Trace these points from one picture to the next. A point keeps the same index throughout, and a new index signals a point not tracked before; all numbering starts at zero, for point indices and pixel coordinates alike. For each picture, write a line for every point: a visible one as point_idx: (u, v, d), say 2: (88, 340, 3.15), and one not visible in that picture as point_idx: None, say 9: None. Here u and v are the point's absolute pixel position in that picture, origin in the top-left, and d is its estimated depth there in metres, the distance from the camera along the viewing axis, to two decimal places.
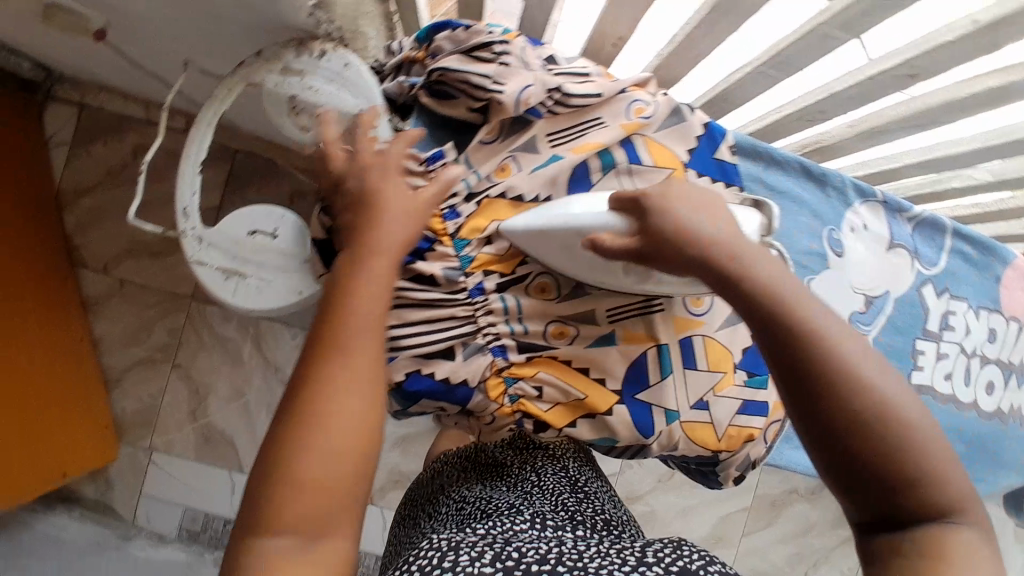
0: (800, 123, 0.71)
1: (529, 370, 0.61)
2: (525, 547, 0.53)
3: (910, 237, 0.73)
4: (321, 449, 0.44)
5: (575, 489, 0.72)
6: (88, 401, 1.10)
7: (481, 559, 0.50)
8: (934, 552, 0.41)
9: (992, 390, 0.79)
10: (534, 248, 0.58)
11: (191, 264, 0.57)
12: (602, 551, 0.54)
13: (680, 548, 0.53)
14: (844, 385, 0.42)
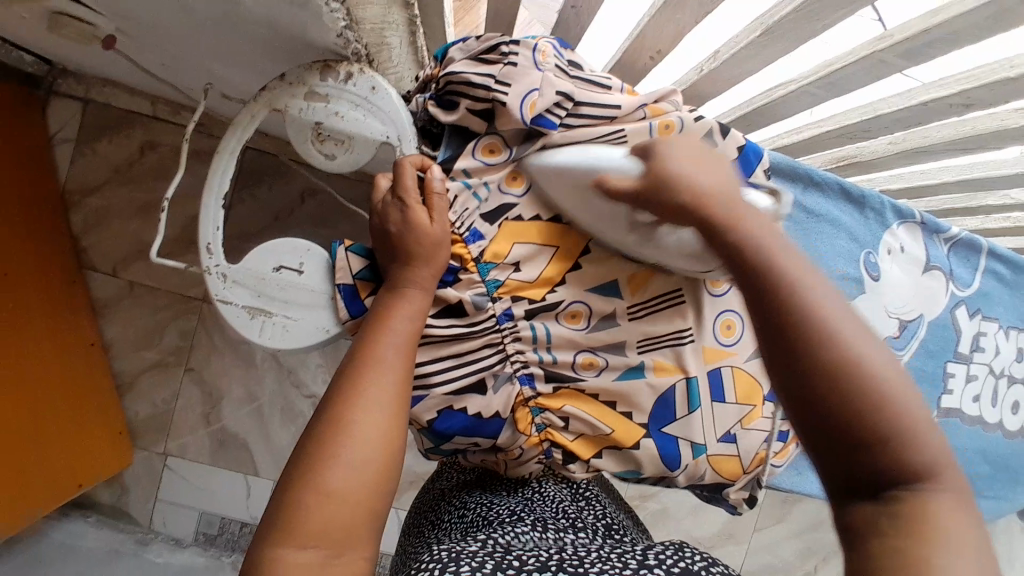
0: (841, 139, 0.70)
1: (555, 402, 0.59)
2: (526, 555, 0.51)
3: (946, 259, 0.70)
4: (349, 463, 0.46)
5: (575, 497, 0.71)
6: (100, 407, 1.09)
7: (483, 568, 0.48)
8: (914, 530, 0.34)
9: (1017, 410, 0.77)
10: (549, 188, 0.55)
11: (216, 302, 0.55)
12: (602, 555, 0.52)
13: (680, 551, 0.51)
14: (822, 336, 0.38)
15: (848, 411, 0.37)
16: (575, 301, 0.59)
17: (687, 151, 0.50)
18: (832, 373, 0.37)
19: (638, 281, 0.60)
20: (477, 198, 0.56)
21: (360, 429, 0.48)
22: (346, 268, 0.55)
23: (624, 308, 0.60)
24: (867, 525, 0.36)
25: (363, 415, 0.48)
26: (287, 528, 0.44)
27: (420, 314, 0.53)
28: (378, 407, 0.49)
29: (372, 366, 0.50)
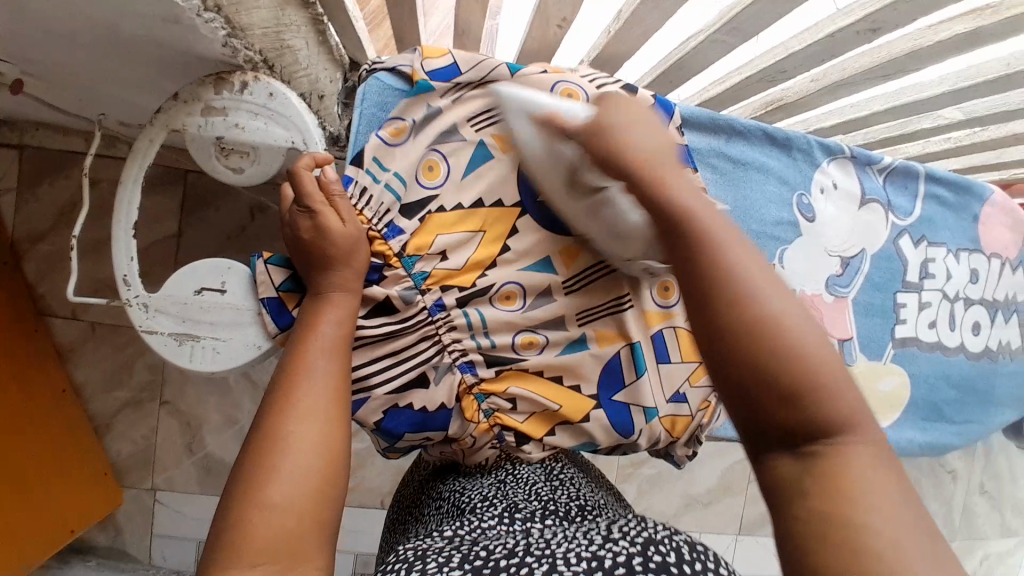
0: (763, 83, 0.69)
1: (499, 385, 0.58)
2: (493, 543, 0.49)
3: (883, 189, 0.70)
4: (289, 472, 0.45)
5: (551, 475, 0.65)
6: (81, 452, 1.08)
7: (447, 563, 0.46)
8: (835, 483, 0.32)
9: (978, 330, 0.76)
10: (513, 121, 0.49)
11: (141, 334, 0.54)
12: (571, 532, 0.50)
13: (644, 522, 0.50)
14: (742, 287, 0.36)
15: (761, 387, 0.35)
16: (507, 283, 0.58)
17: (625, 110, 0.46)
18: (751, 354, 0.35)
19: (571, 252, 0.60)
20: (391, 191, 0.55)
21: (296, 441, 0.46)
22: (267, 282, 0.54)
23: (559, 283, 0.60)
24: (792, 492, 0.34)
25: (294, 427, 0.47)
26: (233, 550, 0.42)
27: (346, 314, 0.52)
28: (313, 416, 0.48)
29: (301, 377, 0.49)
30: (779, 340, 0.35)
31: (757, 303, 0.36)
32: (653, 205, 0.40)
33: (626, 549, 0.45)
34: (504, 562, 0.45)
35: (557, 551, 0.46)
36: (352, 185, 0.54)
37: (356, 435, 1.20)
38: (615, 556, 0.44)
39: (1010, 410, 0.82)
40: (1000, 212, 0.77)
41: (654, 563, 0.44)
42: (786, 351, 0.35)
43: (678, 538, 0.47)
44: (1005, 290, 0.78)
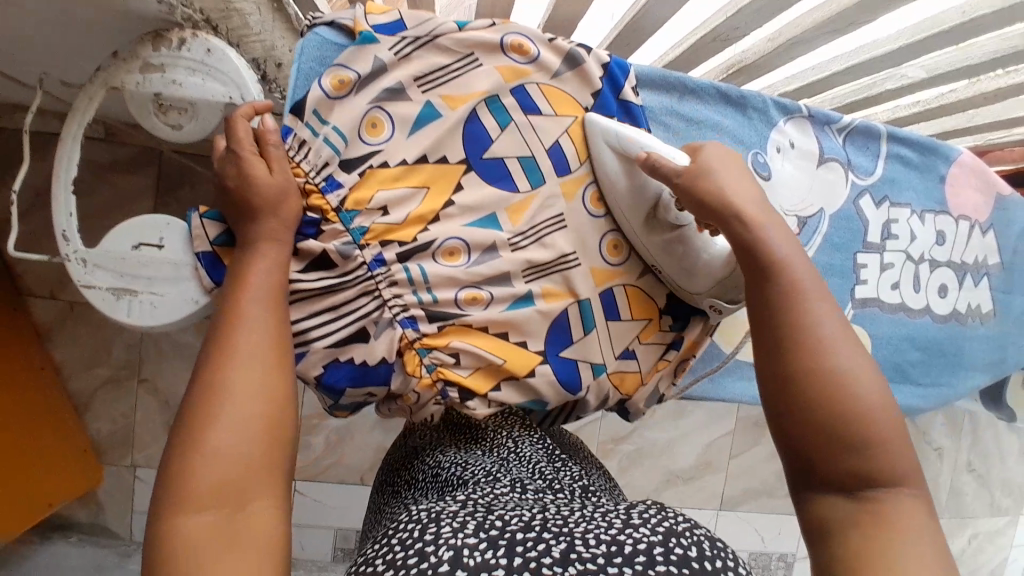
0: (717, 44, 0.67)
1: (441, 340, 0.57)
2: (508, 514, 0.47)
3: (842, 149, 0.69)
4: (232, 421, 0.43)
5: (553, 457, 0.65)
6: (60, 428, 1.08)
7: (463, 530, 0.44)
8: (871, 521, 0.40)
9: (945, 292, 0.74)
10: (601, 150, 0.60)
11: (79, 288, 0.54)
12: (587, 512, 0.47)
13: (663, 510, 0.46)
14: (803, 348, 0.45)
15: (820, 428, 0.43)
16: (450, 237, 0.57)
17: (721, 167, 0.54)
18: (822, 404, 0.43)
19: (518, 208, 0.60)
20: (332, 147, 0.53)
21: (235, 395, 0.44)
22: (204, 238, 0.53)
23: (504, 240, 0.59)
24: (830, 521, 0.42)
25: (232, 377, 0.44)
26: (173, 510, 0.40)
27: (274, 263, 0.50)
28: (251, 368, 0.45)
29: (237, 324, 0.46)
30: (845, 391, 0.43)
31: (833, 357, 0.44)
32: (752, 260, 0.49)
33: (646, 536, 0.42)
34: (521, 535, 0.43)
35: (575, 531, 0.43)
36: (292, 136, 0.53)
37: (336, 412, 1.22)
38: (635, 542, 0.41)
39: (983, 375, 0.79)
40: (968, 172, 0.75)
41: (676, 554, 0.40)
42: (846, 405, 0.43)
43: (698, 532, 0.43)
44: (975, 253, 0.76)
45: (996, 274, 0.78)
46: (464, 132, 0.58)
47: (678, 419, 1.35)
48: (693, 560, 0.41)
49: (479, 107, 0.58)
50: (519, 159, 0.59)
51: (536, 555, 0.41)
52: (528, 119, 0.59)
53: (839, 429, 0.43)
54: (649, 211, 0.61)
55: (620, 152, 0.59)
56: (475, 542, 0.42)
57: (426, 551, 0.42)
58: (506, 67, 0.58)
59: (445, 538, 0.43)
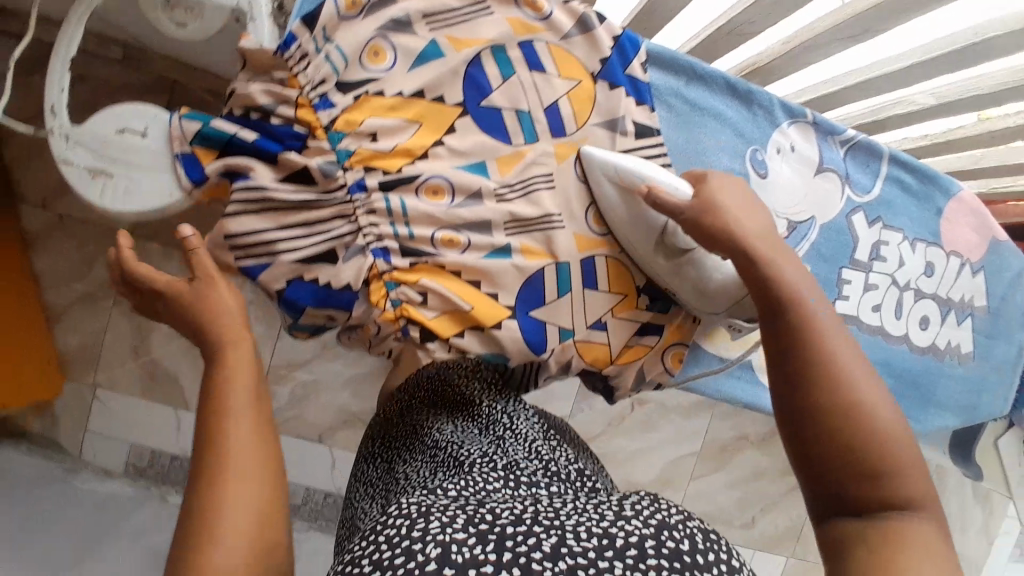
0: (733, 40, 0.66)
1: (411, 276, 0.56)
2: (499, 507, 0.45)
3: (842, 162, 0.68)
4: (229, 529, 0.43)
5: (548, 435, 0.60)
6: (28, 332, 1.07)
7: (452, 524, 0.42)
8: (894, 537, 0.42)
9: (926, 324, 0.73)
10: (598, 179, 0.60)
11: (57, 163, 0.53)
12: (580, 504, 0.47)
13: (655, 501, 0.47)
14: (829, 382, 0.47)
15: (837, 445, 0.46)
16: (434, 175, 0.56)
17: (734, 193, 0.58)
18: (850, 429, 0.45)
19: (508, 160, 0.59)
20: (332, 66, 0.52)
21: (239, 447, 0.47)
22: (182, 138, 0.52)
23: (490, 188, 0.58)
24: (852, 537, 0.44)
25: (238, 433, 0.47)
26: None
27: (224, 350, 0.52)
28: (249, 418, 0.48)
29: (221, 437, 0.47)
30: (857, 414, 0.46)
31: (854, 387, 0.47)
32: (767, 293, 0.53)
33: (637, 528, 0.43)
34: (513, 528, 0.42)
35: (567, 525, 0.43)
36: (295, 45, 0.52)
37: (305, 365, 1.20)
38: (627, 536, 0.42)
39: (953, 418, 0.77)
40: (966, 209, 0.74)
41: (670, 547, 0.42)
42: (869, 431, 0.46)
43: (690, 524, 0.45)
44: (962, 291, 0.75)
45: (980, 316, 0.76)
46: (464, 77, 0.57)
47: (647, 431, 1.33)
48: (684, 554, 0.43)
49: (483, 55, 0.57)
50: (517, 113, 0.59)
51: (528, 551, 0.40)
52: (531, 75, 0.59)
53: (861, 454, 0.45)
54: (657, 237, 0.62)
55: (621, 183, 0.59)
56: (464, 537, 0.41)
57: (413, 549, 0.39)
58: (516, 18, 0.58)
59: (432, 534, 0.40)
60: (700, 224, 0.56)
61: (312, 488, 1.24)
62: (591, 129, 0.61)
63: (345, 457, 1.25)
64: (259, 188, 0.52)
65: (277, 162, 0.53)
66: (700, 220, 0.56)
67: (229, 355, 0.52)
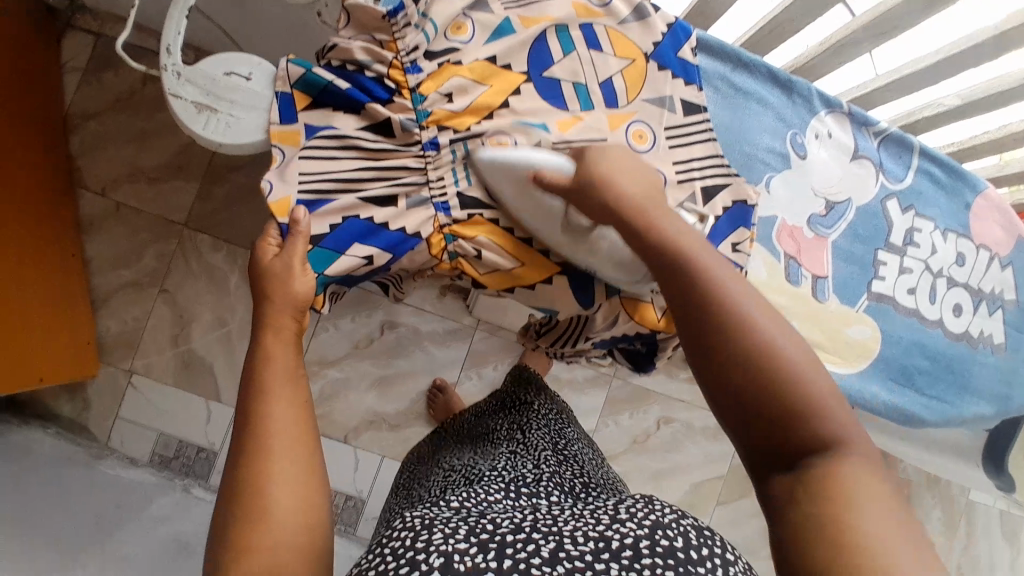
0: (775, 38, 0.76)
1: (470, 231, 0.61)
2: (498, 518, 0.53)
3: (876, 151, 0.74)
4: (278, 516, 0.45)
5: (558, 448, 0.74)
6: (77, 314, 1.10)
7: (455, 535, 0.49)
8: (833, 491, 0.40)
9: (959, 312, 0.76)
10: (492, 179, 0.58)
11: (167, 97, 0.58)
12: (576, 513, 0.54)
13: (650, 503, 0.53)
14: (733, 332, 0.45)
15: (769, 412, 0.43)
16: (497, 131, 0.61)
17: (615, 157, 0.57)
18: (760, 373, 0.43)
19: (567, 122, 0.64)
20: (424, 34, 0.59)
21: (282, 426, 0.50)
22: (285, 80, 0.58)
23: (549, 141, 0.62)
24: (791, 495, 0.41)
25: (277, 407, 0.50)
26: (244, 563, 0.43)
27: (278, 313, 0.55)
28: (287, 398, 0.51)
29: (266, 423, 0.49)
30: (773, 361, 0.44)
31: (762, 332, 0.45)
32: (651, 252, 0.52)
33: (632, 531, 0.49)
34: (511, 537, 0.49)
35: (563, 532, 0.50)
36: (401, 13, 0.58)
37: (337, 364, 1.22)
38: (623, 538, 0.49)
39: (991, 407, 0.79)
40: (993, 207, 0.78)
41: (662, 544, 0.49)
42: (788, 377, 0.43)
43: (684, 523, 0.51)
44: (992, 283, 0.78)
45: (1011, 309, 0.79)
46: (531, 48, 0.63)
47: (671, 452, 1.29)
48: (678, 550, 0.49)
49: (550, 31, 0.64)
50: (574, 84, 0.65)
51: (525, 555, 0.47)
52: (589, 52, 0.66)
53: (784, 397, 0.43)
54: (561, 222, 0.59)
55: (517, 178, 0.57)
56: (465, 547, 0.48)
57: (418, 560, 0.46)
58: (580, 4, 0.66)
59: (436, 544, 0.47)
60: (589, 195, 0.54)
61: (333, 492, 1.20)
62: (640, 104, 0.67)
63: (369, 460, 1.22)
64: (343, 136, 0.58)
65: (363, 110, 0.59)
66: (586, 191, 0.54)
67: (278, 316, 0.55)
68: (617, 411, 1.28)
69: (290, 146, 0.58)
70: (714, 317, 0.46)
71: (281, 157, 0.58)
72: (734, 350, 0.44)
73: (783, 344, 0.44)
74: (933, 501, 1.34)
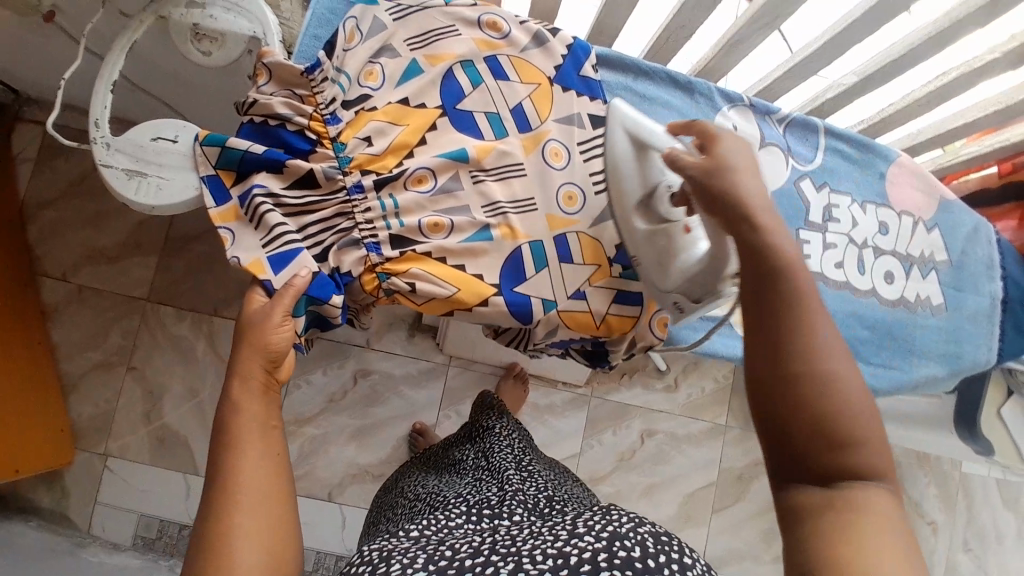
0: (671, 46, 0.80)
1: (402, 266, 0.61)
2: (457, 544, 0.53)
3: (782, 137, 0.77)
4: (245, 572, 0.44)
5: (521, 467, 0.76)
6: (47, 400, 1.11)
7: (413, 564, 0.49)
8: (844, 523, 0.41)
9: (891, 279, 0.79)
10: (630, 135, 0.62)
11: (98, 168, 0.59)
12: (535, 530, 0.54)
13: (609, 514, 0.53)
14: (802, 346, 0.46)
15: (829, 438, 0.44)
16: (419, 166, 0.62)
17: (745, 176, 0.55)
18: (807, 398, 0.44)
19: (486, 147, 0.65)
20: (340, 86, 0.61)
21: (249, 475, 0.49)
22: (206, 163, 0.59)
23: (466, 171, 0.65)
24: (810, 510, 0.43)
25: (243, 457, 0.49)
26: None
27: (249, 363, 0.53)
28: (254, 446, 0.50)
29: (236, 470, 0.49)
30: (823, 386, 0.44)
31: (828, 364, 0.45)
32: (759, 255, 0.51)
33: (590, 544, 0.49)
34: (469, 561, 0.50)
35: (522, 551, 0.50)
36: (319, 70, 0.60)
37: (312, 419, 1.21)
38: (580, 552, 0.49)
39: (943, 369, 0.81)
40: (908, 173, 0.81)
41: (619, 556, 0.48)
42: (827, 403, 0.44)
43: (641, 531, 0.51)
44: (921, 246, 0.81)
45: (944, 270, 0.82)
46: (442, 86, 0.65)
47: (660, 464, 1.28)
48: (636, 561, 0.48)
49: (456, 68, 0.66)
50: (486, 114, 0.67)
51: None
52: (496, 83, 0.68)
53: (824, 422, 0.44)
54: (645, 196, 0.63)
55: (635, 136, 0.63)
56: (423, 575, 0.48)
57: None
58: (482, 39, 0.68)
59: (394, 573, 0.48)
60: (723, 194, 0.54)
61: (322, 552, 1.18)
62: (553, 124, 0.70)
63: (355, 514, 1.20)
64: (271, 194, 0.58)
65: (284, 168, 0.58)
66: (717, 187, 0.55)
67: (248, 366, 0.53)
68: (600, 430, 1.27)
69: (231, 222, 0.58)
70: (800, 329, 0.46)
71: (228, 235, 0.58)
72: (801, 357, 0.46)
73: (838, 383, 0.45)
74: (927, 479, 1.32)
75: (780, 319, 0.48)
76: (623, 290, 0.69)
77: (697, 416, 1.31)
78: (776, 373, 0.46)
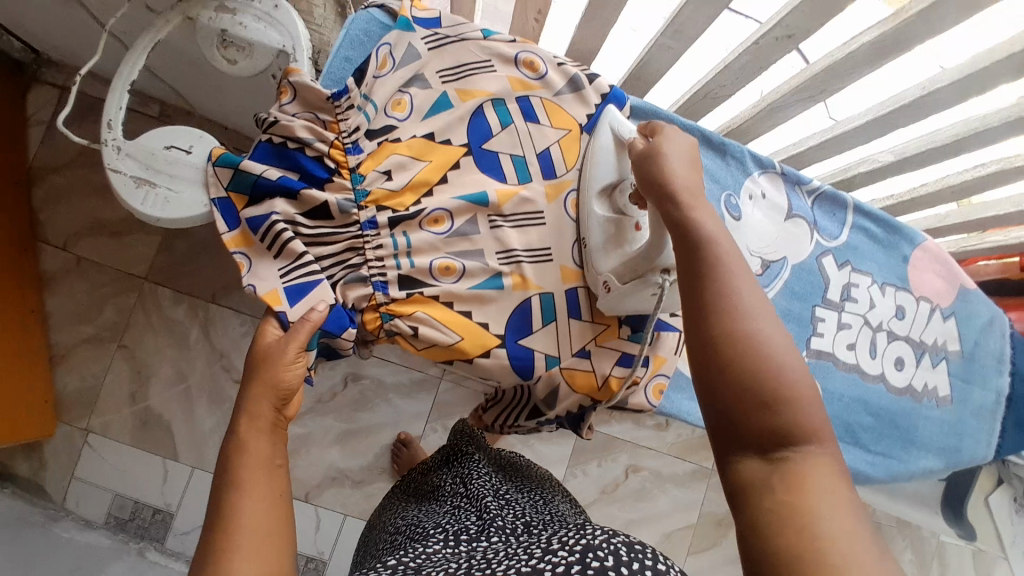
0: (709, 102, 0.77)
1: (406, 309, 0.59)
2: (434, 570, 0.53)
3: (810, 210, 0.76)
4: None
5: (500, 494, 0.73)
6: (35, 369, 1.09)
7: None
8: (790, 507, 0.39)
9: (902, 365, 0.79)
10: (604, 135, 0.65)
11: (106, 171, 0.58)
12: (509, 552, 0.54)
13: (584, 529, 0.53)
14: (719, 313, 0.46)
15: (760, 400, 0.43)
16: (437, 207, 0.60)
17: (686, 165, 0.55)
18: (734, 363, 0.44)
19: (507, 193, 0.64)
20: (364, 115, 0.59)
21: (251, 521, 0.46)
22: (217, 184, 0.58)
23: (484, 215, 0.63)
24: (757, 483, 0.41)
25: (245, 502, 0.47)
26: None
27: (259, 402, 0.52)
28: (260, 492, 0.48)
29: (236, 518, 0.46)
30: (752, 348, 0.44)
31: (751, 328, 0.45)
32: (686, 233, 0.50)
33: (564, 559, 0.49)
34: None
35: (496, 571, 0.50)
36: (345, 97, 0.58)
37: (298, 417, 1.20)
38: (555, 567, 0.48)
39: (941, 460, 0.82)
40: (931, 259, 0.80)
41: (593, 566, 0.48)
42: (758, 368, 0.43)
43: (616, 541, 0.51)
44: (935, 335, 0.81)
45: (955, 359, 0.82)
46: (471, 123, 0.64)
47: (641, 500, 1.28)
48: (610, 570, 0.48)
49: (488, 106, 0.64)
50: (512, 157, 0.65)
51: None
52: (526, 125, 0.66)
53: (753, 382, 0.43)
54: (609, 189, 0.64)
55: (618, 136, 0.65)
56: None
57: None
58: (516, 78, 0.66)
59: None
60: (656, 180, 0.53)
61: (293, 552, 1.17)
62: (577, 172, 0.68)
63: (330, 517, 1.20)
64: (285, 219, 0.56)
65: (298, 196, 0.56)
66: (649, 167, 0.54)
67: (258, 404, 0.52)
68: (585, 460, 1.26)
69: (246, 247, 0.56)
70: (722, 298, 0.46)
71: (243, 261, 0.56)
72: (722, 328, 0.45)
73: (775, 352, 0.44)
74: (904, 546, 1.32)
75: (710, 295, 0.47)
76: (626, 353, 0.68)
77: (684, 457, 1.30)
78: (704, 340, 0.45)
